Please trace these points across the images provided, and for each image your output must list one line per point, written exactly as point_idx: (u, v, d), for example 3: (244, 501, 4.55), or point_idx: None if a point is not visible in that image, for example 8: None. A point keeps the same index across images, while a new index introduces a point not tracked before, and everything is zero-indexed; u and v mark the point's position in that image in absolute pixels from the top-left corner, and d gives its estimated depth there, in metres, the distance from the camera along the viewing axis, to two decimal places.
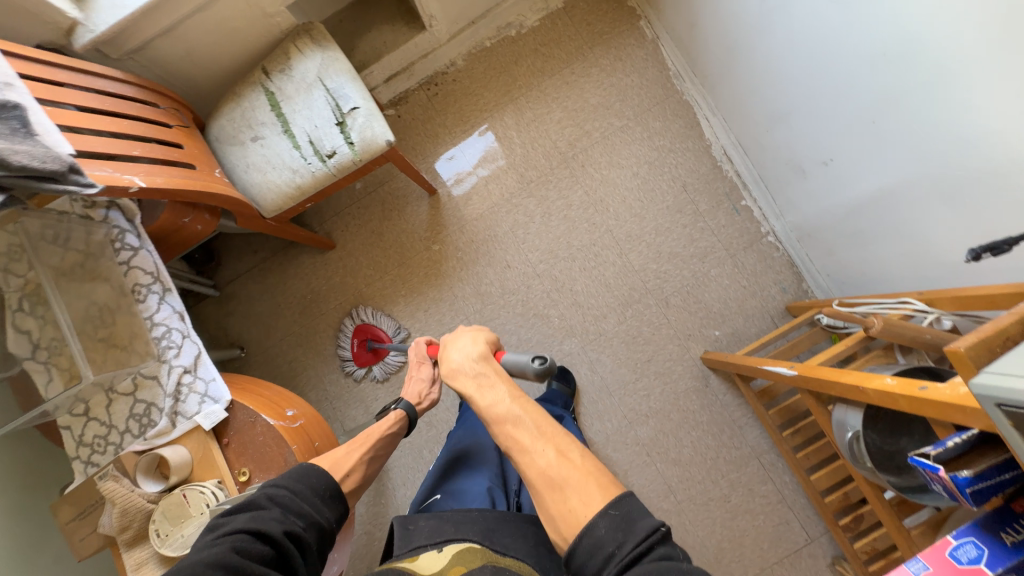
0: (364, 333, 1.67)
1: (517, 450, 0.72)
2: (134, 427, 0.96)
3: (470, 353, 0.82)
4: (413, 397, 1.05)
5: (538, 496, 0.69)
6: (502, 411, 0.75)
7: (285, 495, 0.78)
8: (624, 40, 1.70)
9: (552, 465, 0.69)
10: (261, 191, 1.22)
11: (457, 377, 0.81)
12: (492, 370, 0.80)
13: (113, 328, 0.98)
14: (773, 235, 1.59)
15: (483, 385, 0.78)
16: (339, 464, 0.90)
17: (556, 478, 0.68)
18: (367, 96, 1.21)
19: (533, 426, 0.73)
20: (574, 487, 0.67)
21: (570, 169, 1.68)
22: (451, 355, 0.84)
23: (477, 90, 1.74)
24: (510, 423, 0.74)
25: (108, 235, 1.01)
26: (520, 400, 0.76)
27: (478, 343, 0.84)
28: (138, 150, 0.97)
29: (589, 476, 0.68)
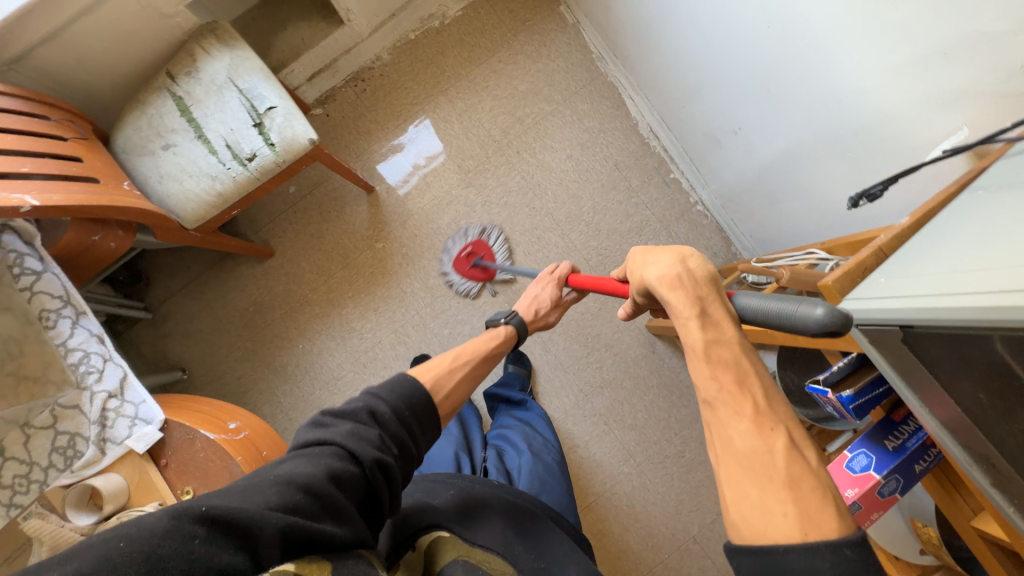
0: (479, 249, 1.63)
1: (729, 413, 0.57)
2: (59, 460, 0.90)
3: (678, 268, 0.68)
4: (526, 313, 1.14)
5: (744, 480, 0.53)
6: (726, 357, 0.60)
7: (384, 415, 0.74)
8: (546, 26, 1.73)
9: (779, 456, 0.53)
10: (179, 201, 1.17)
11: (670, 289, 0.67)
12: (721, 306, 0.65)
13: (21, 360, 0.92)
14: (702, 204, 1.69)
15: (702, 320, 0.63)
16: (441, 383, 0.87)
17: (778, 473, 0.52)
18: (284, 94, 1.18)
19: (761, 397, 0.57)
20: (809, 505, 0.50)
21: (506, 156, 1.70)
22: (654, 263, 0.71)
23: (406, 84, 1.72)
24: (733, 376, 0.58)
25: (4, 260, 0.93)
26: (750, 356, 0.61)
27: (706, 268, 0.68)
28: (28, 166, 0.90)
29: (825, 495, 0.51)
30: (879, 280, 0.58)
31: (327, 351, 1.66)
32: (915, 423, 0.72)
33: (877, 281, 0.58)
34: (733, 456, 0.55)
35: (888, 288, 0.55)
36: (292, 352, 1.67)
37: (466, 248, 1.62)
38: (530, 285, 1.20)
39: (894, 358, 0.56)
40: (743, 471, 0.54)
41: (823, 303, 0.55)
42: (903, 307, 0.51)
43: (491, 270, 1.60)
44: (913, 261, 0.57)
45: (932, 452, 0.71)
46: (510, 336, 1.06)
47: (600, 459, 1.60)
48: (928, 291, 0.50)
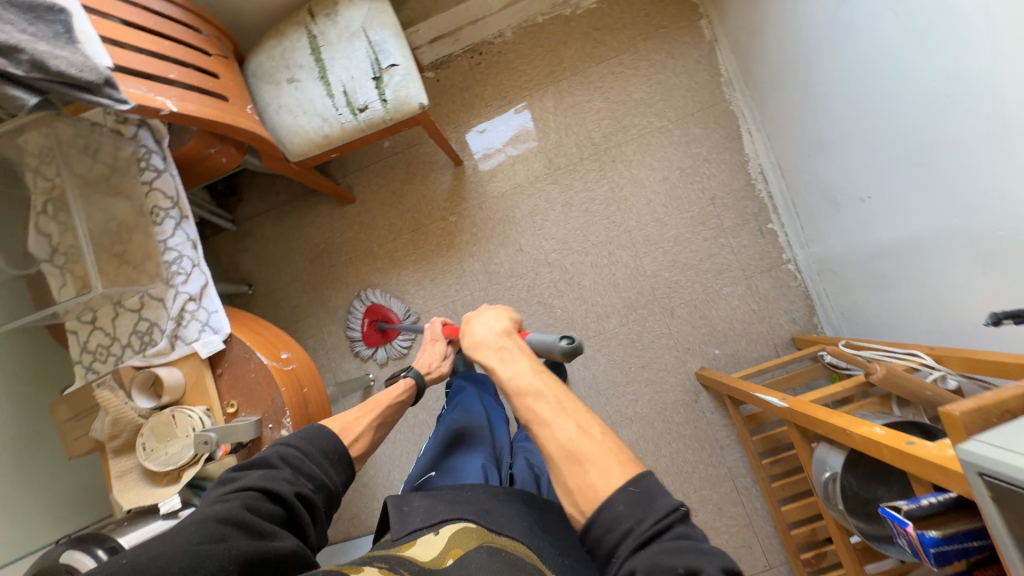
0: (376, 313, 1.67)
1: (537, 423, 0.70)
2: (136, 342, 0.99)
3: (494, 328, 0.86)
4: (424, 366, 1.10)
5: (557, 469, 0.67)
6: (524, 383, 0.74)
7: (295, 456, 0.79)
8: (681, 37, 1.63)
9: (572, 438, 0.67)
10: (289, 134, 1.22)
11: (478, 349, 0.84)
12: (514, 345, 0.82)
13: (127, 245, 1.00)
14: (794, 263, 1.56)
15: (509, 359, 0.80)
16: (348, 428, 0.91)
17: (575, 451, 0.66)
18: (407, 55, 1.19)
19: (554, 400, 0.72)
20: (596, 463, 0.64)
21: (600, 163, 1.64)
22: (475, 329, 0.87)
23: (520, 66, 1.70)
24: (529, 395, 0.73)
25: (135, 152, 1.02)
26: (544, 374, 0.75)
27: (502, 321, 0.88)
28: (174, 74, 0.96)
29: (610, 452, 0.65)
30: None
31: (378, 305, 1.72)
32: None
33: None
34: (547, 456, 0.68)
35: None
36: (346, 297, 1.74)
37: (365, 319, 1.67)
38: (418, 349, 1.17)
39: (1019, 526, 0.48)
40: (559, 463, 0.67)
41: (563, 337, 0.81)
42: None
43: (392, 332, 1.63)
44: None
45: None
46: (412, 388, 1.04)
47: None
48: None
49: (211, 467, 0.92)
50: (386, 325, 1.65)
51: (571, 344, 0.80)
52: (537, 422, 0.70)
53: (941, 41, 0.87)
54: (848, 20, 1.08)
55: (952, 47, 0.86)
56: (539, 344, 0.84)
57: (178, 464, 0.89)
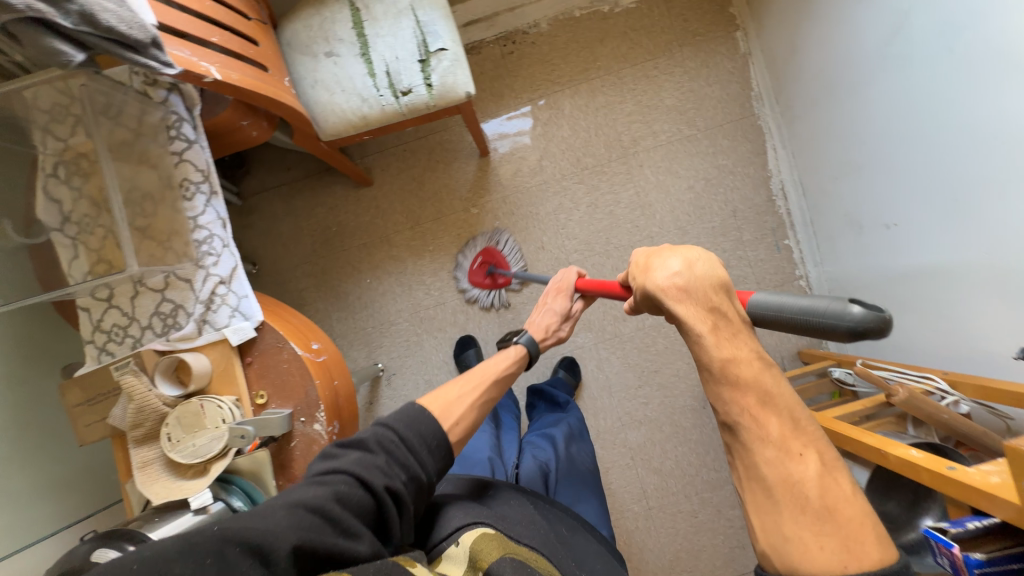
0: (490, 257, 1.62)
1: (758, 442, 0.63)
2: (158, 325, 0.93)
3: (696, 273, 0.70)
4: (539, 329, 1.05)
5: (781, 507, 0.59)
6: (747, 375, 0.65)
7: (392, 441, 0.72)
8: (716, 47, 1.63)
9: (809, 480, 0.59)
10: (324, 112, 1.15)
11: (678, 300, 0.70)
12: (732, 316, 0.69)
13: (151, 220, 0.92)
14: (805, 279, 1.61)
15: (724, 328, 0.68)
16: (451, 408, 0.81)
17: (817, 503, 0.57)
18: (457, 39, 1.14)
19: (788, 416, 0.63)
20: (849, 525, 0.56)
21: (628, 166, 1.64)
22: (669, 269, 0.71)
23: (554, 60, 1.66)
24: (754, 394, 0.64)
25: (164, 119, 0.94)
26: (770, 368, 0.66)
27: (711, 267, 0.70)
28: (216, 37, 0.89)
29: (865, 519, 0.56)
30: None
31: (391, 294, 1.67)
32: None
33: None
34: (762, 481, 0.61)
35: None
36: (358, 283, 1.68)
37: (478, 257, 1.62)
38: (541, 296, 1.12)
39: None
40: (784, 504, 0.59)
41: (857, 301, 0.57)
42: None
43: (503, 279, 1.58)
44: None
45: None
46: (521, 355, 0.99)
47: (613, 488, 1.60)
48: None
49: (241, 461, 0.88)
50: (497, 270, 1.60)
51: (869, 313, 0.56)
52: (758, 436, 0.63)
53: (992, 84, 0.89)
54: (898, 50, 1.10)
55: (1001, 93, 0.88)
56: (810, 308, 0.61)
57: (206, 457, 0.85)
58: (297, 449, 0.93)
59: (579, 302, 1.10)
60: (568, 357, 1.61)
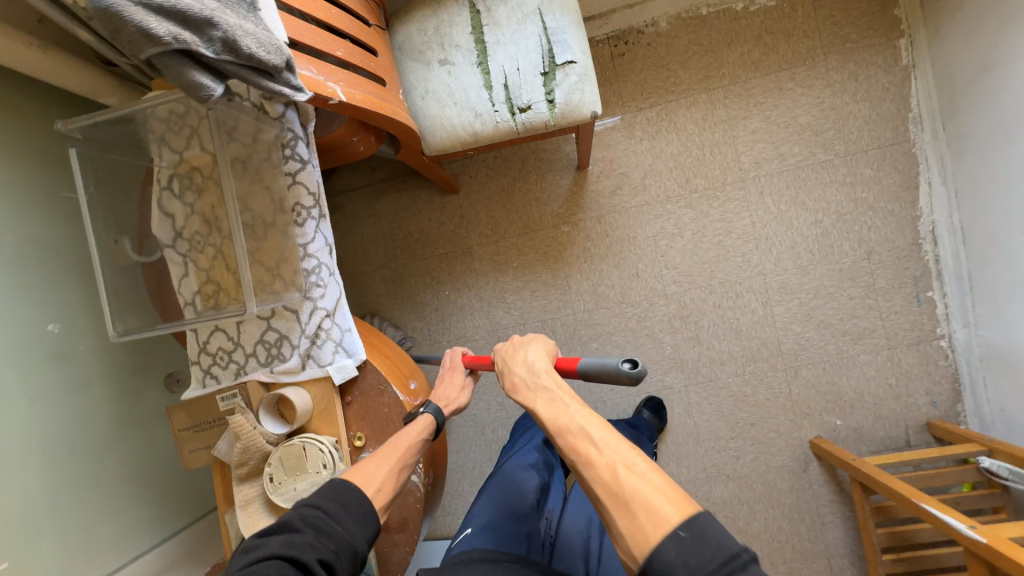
0: None
1: (579, 459, 0.64)
2: (261, 354, 0.89)
3: (533, 364, 0.80)
4: (440, 400, 0.91)
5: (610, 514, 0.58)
6: (563, 418, 0.68)
7: (318, 515, 0.68)
8: (871, 57, 1.38)
9: (614, 474, 0.60)
10: (432, 126, 1.06)
11: (519, 388, 0.79)
12: (553, 381, 0.76)
13: (262, 243, 0.87)
14: (948, 340, 1.38)
15: (553, 399, 0.72)
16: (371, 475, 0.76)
17: (618, 490, 0.59)
18: (587, 50, 1.00)
19: (591, 430, 0.65)
20: (643, 502, 0.57)
21: (744, 191, 1.45)
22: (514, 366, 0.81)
23: (671, 64, 1.47)
24: (565, 426, 0.67)
25: (279, 136, 0.87)
26: (578, 405, 0.70)
27: (539, 355, 0.82)
28: (341, 51, 0.80)
29: (659, 491, 0.58)
30: None
31: (469, 309, 1.59)
32: None
33: None
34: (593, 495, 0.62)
35: None
36: (436, 294, 1.62)
37: None
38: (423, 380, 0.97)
39: None
40: (609, 507, 0.59)
41: (627, 361, 0.76)
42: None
43: None
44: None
45: None
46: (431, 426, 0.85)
47: None
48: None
49: None
50: None
51: (635, 371, 0.74)
52: (578, 456, 0.64)
53: None
54: None
55: None
56: (598, 366, 0.77)
57: None
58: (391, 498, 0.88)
59: (471, 377, 0.97)
60: (654, 398, 1.48)
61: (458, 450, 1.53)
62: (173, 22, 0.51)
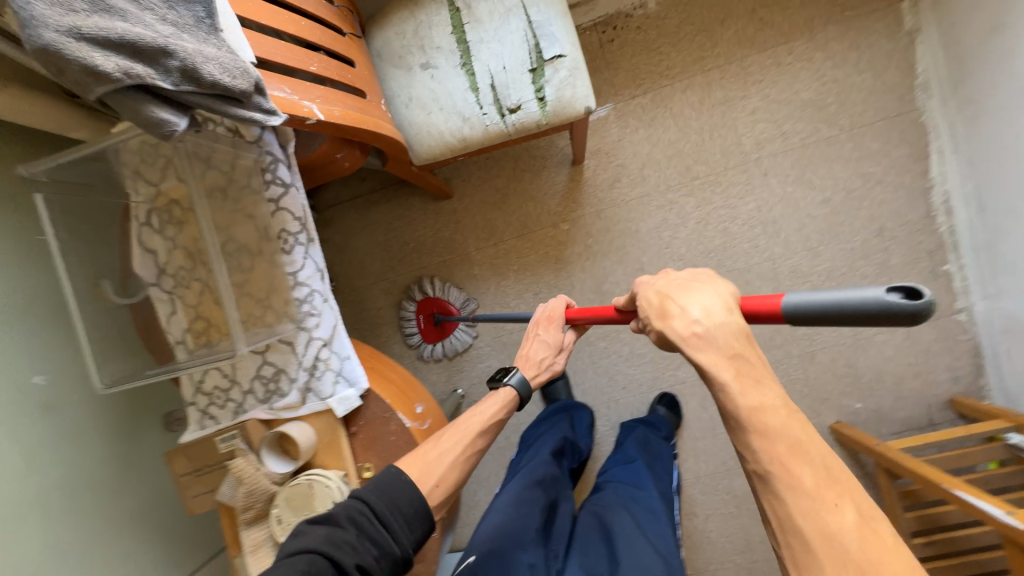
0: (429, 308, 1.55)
1: (790, 489, 0.52)
2: (259, 390, 0.85)
3: (712, 314, 0.58)
4: (532, 365, 0.88)
5: (825, 567, 0.48)
6: (777, 425, 0.53)
7: (364, 513, 0.67)
8: (870, 25, 1.32)
9: (850, 529, 0.49)
10: (418, 134, 1.00)
11: (699, 349, 0.57)
12: (754, 358, 0.57)
13: (249, 275, 0.83)
14: (967, 313, 1.34)
15: (757, 381, 0.55)
16: (431, 467, 0.74)
17: (854, 549, 0.48)
18: (576, 42, 0.94)
19: (820, 462, 0.52)
20: (882, 566, 0.47)
21: (747, 174, 1.39)
22: (686, 310, 0.59)
23: (663, 47, 1.41)
24: (785, 443, 0.53)
25: (258, 161, 0.82)
26: (801, 418, 0.54)
27: (728, 310, 0.58)
28: (315, 66, 0.75)
29: (897, 555, 0.48)
30: None
31: (472, 316, 1.55)
32: None
33: None
34: (794, 532, 0.51)
35: None
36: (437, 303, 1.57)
37: (421, 315, 1.55)
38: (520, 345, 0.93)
39: None
40: (827, 559, 0.49)
41: (899, 288, 0.46)
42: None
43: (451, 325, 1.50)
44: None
45: None
46: (516, 398, 0.85)
47: (713, 537, 1.46)
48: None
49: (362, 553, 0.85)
50: (444, 317, 1.52)
51: (916, 302, 0.45)
52: (789, 486, 0.52)
53: None
54: None
55: None
56: (838, 305, 0.50)
57: None
58: None
59: (569, 336, 0.90)
60: (667, 393, 1.45)
61: None
62: (123, 56, 0.47)
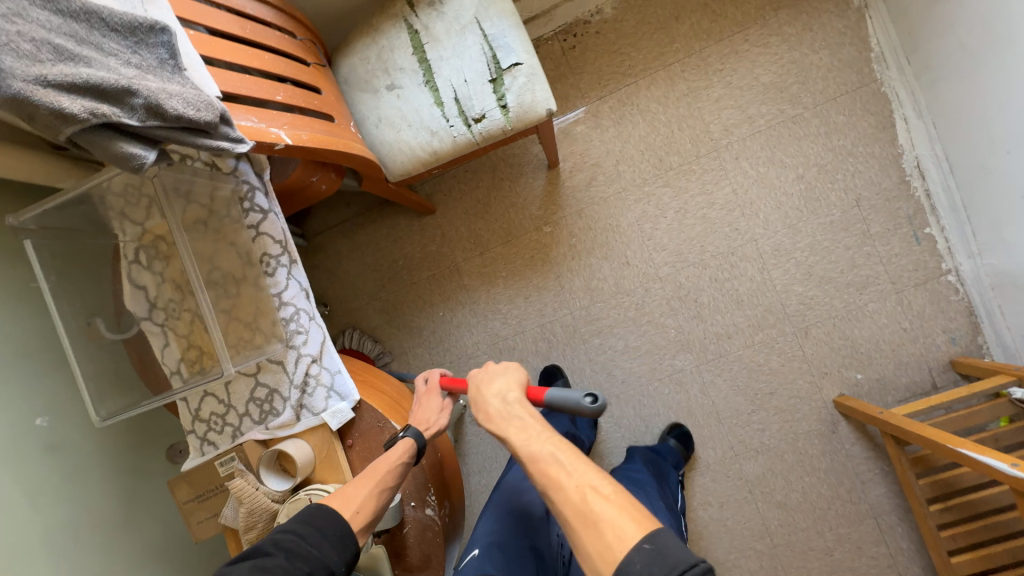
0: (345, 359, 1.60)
1: (552, 487, 0.68)
2: (254, 412, 0.87)
3: (504, 395, 0.81)
4: (422, 423, 0.86)
5: (582, 538, 0.63)
6: (536, 448, 0.72)
7: (291, 539, 0.70)
8: (820, 5, 1.36)
9: (585, 497, 0.65)
10: (391, 151, 1.04)
11: (492, 421, 0.79)
12: (527, 415, 0.77)
13: (236, 300, 0.86)
14: (956, 274, 1.34)
15: (525, 428, 0.75)
16: (348, 496, 0.76)
17: (590, 512, 0.64)
18: (531, 49, 0.99)
19: (565, 459, 0.70)
20: (609, 522, 0.63)
21: (720, 160, 1.42)
22: (485, 398, 0.82)
23: (624, 48, 1.45)
24: (538, 456, 0.72)
25: (235, 191, 0.86)
26: (552, 436, 0.73)
27: (511, 388, 0.82)
28: (280, 95, 0.79)
29: (624, 510, 0.64)
30: None
31: (466, 326, 1.57)
32: None
33: None
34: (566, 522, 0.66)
35: None
36: (430, 317, 1.60)
37: None
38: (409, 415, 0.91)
39: None
40: (580, 530, 0.64)
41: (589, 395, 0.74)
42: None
43: None
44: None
45: None
46: (412, 450, 0.81)
47: (729, 526, 1.44)
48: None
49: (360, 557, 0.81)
50: None
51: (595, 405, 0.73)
52: (552, 484, 0.68)
53: None
54: None
55: None
56: (562, 404, 0.76)
57: None
58: (410, 535, 0.87)
59: (450, 399, 0.91)
60: (677, 422, 1.44)
61: (480, 472, 1.48)
62: (89, 97, 0.51)
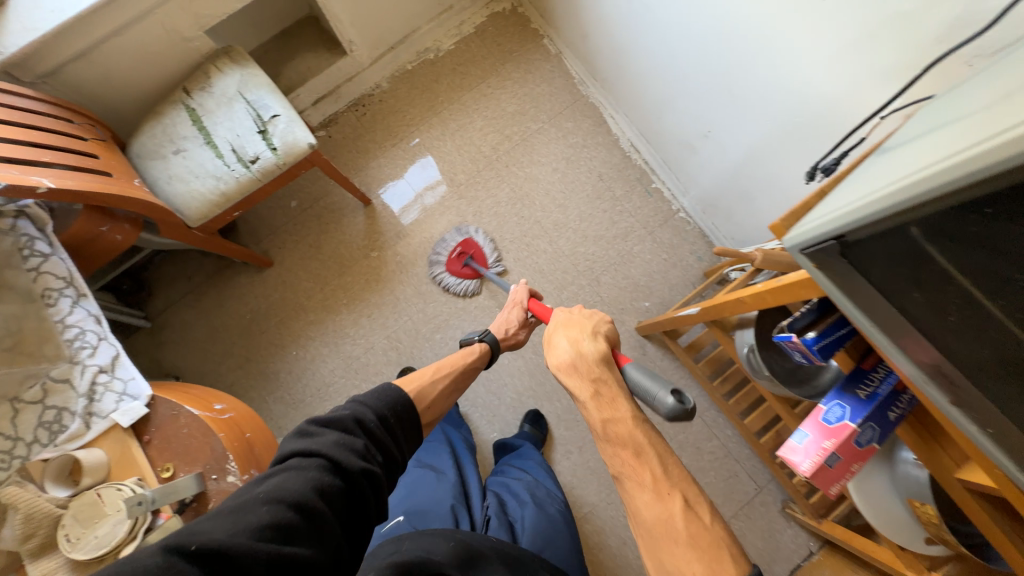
0: (468, 248, 1.68)
1: (634, 484, 0.71)
2: (43, 435, 0.92)
3: (582, 346, 0.86)
4: (501, 329, 1.16)
5: (663, 543, 0.66)
6: (624, 433, 0.74)
7: (368, 426, 0.80)
8: (531, 56, 1.90)
9: (677, 518, 0.66)
10: (185, 200, 1.24)
11: (569, 374, 0.84)
12: (612, 382, 0.81)
13: (18, 336, 0.96)
14: (684, 212, 1.76)
15: (612, 398, 0.78)
16: (422, 394, 0.95)
17: (679, 530, 0.65)
18: (287, 105, 1.29)
19: (658, 466, 0.70)
20: (709, 558, 0.62)
21: (496, 170, 1.80)
22: (562, 344, 0.87)
23: (402, 108, 1.86)
24: (630, 449, 0.72)
25: (15, 243, 0.99)
26: (642, 427, 0.75)
27: (598, 347, 0.85)
28: (49, 157, 0.98)
29: (718, 547, 0.63)
30: (825, 206, 0.60)
31: (320, 357, 1.68)
32: (884, 369, 0.71)
33: (824, 207, 0.60)
34: (644, 523, 0.68)
35: (827, 210, 0.58)
36: (285, 359, 1.68)
37: (456, 249, 1.68)
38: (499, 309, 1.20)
39: (840, 280, 0.57)
40: (661, 541, 0.66)
41: (675, 394, 0.74)
42: (829, 225, 0.54)
43: (479, 270, 1.65)
44: (889, 158, 0.56)
45: (904, 398, 0.70)
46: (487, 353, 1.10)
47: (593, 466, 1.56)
48: (873, 192, 0.50)
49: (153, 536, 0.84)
50: (473, 262, 1.66)
51: (685, 406, 0.73)
52: (633, 483, 0.71)
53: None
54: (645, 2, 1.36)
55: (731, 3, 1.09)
56: (648, 397, 0.78)
57: (112, 544, 0.81)
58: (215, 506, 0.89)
59: (529, 317, 1.19)
60: (533, 410, 1.60)
61: None
62: None
